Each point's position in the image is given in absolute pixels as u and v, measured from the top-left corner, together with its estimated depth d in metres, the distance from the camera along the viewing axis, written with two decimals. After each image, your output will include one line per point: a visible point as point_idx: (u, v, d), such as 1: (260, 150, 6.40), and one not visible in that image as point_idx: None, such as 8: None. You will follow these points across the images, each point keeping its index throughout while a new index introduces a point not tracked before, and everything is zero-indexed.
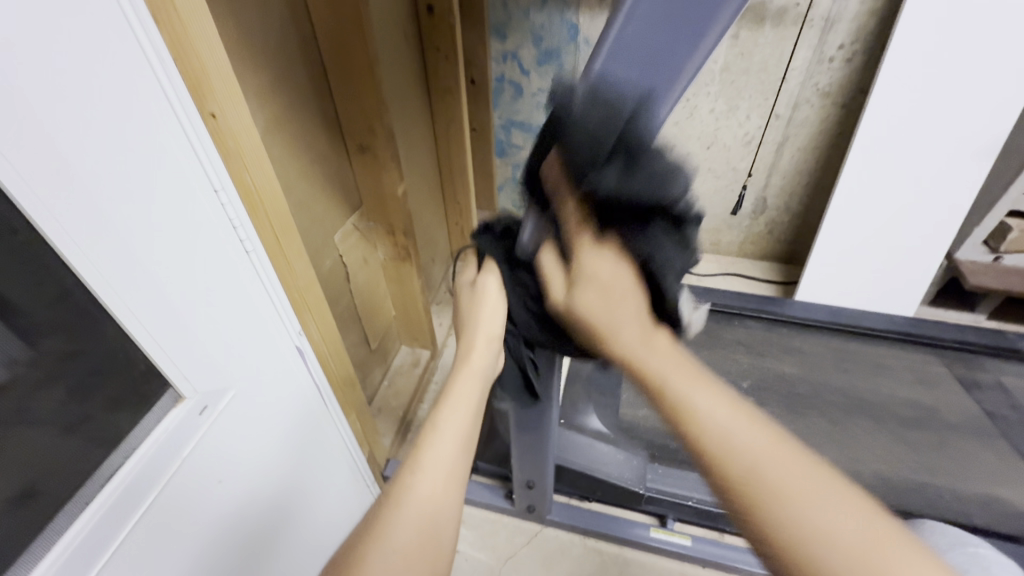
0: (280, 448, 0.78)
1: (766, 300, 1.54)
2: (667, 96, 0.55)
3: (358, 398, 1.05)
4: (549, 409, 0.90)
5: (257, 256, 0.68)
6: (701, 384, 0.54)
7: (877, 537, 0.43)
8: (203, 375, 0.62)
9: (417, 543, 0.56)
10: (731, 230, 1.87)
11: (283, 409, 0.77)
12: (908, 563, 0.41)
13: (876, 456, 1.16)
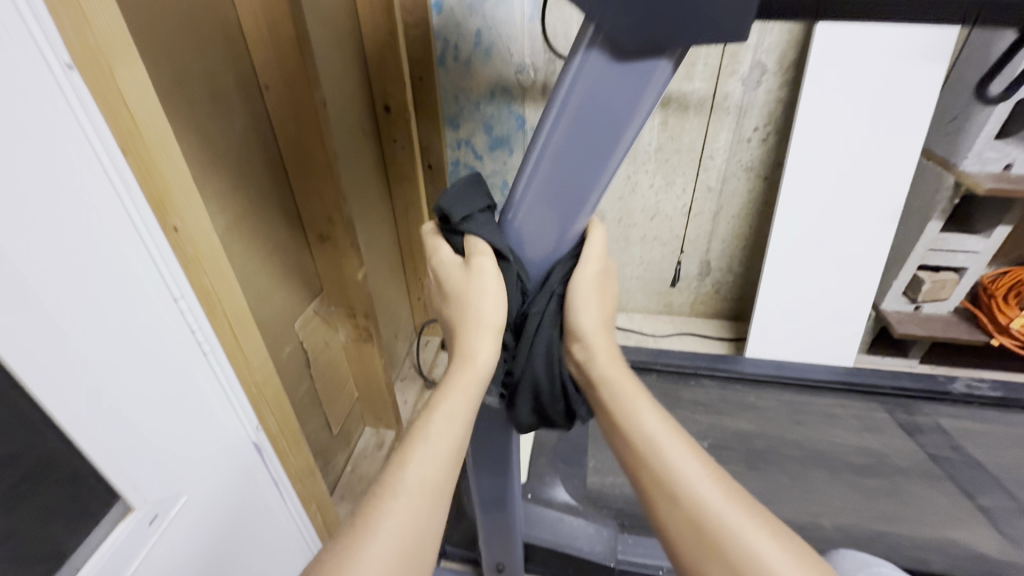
0: (231, 547, 0.79)
1: (718, 358, 1.62)
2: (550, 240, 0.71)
3: (319, 487, 1.03)
4: (511, 486, 0.90)
5: (213, 356, 0.72)
6: (675, 450, 0.62)
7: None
8: (154, 483, 0.64)
9: (397, 552, 0.54)
10: (681, 292, 1.98)
11: (236, 506, 0.79)
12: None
13: (835, 507, 1.19)
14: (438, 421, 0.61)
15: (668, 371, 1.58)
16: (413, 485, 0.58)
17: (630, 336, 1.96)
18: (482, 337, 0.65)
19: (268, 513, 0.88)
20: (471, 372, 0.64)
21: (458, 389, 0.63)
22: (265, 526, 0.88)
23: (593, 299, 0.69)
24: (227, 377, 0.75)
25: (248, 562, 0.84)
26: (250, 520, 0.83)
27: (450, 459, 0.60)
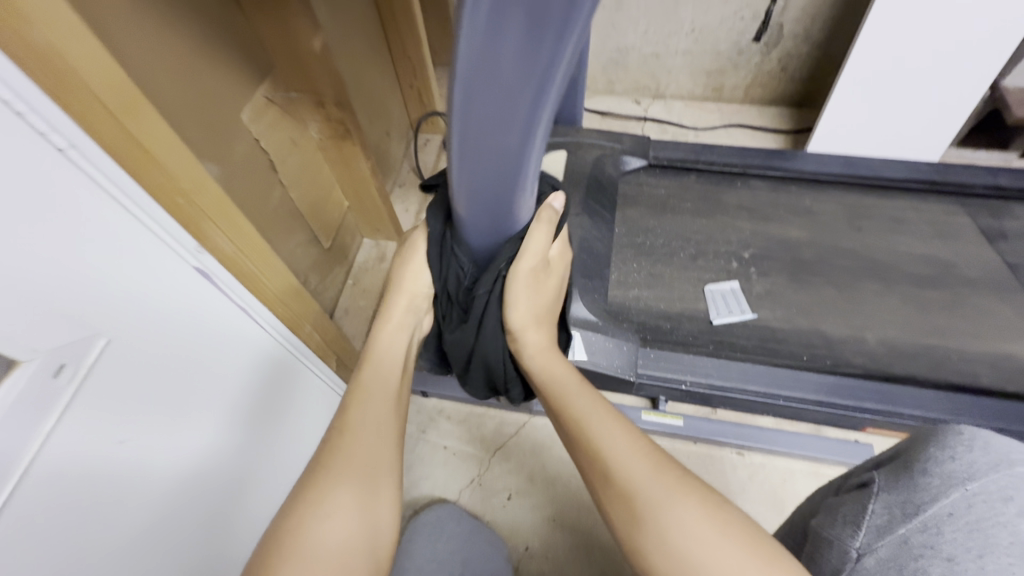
0: (205, 387, 0.67)
1: (774, 154, 1.34)
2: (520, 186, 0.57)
3: (309, 308, 0.93)
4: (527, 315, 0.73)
5: (77, 152, 0.47)
6: (617, 424, 0.62)
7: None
8: (40, 324, 0.46)
9: (336, 543, 0.54)
10: (737, 70, 1.58)
11: (195, 344, 0.64)
12: None
13: (885, 321, 1.06)
14: (358, 408, 0.65)
15: (711, 170, 1.32)
16: (340, 464, 0.59)
17: (667, 130, 1.65)
18: (383, 336, 0.75)
19: (242, 346, 0.74)
20: (384, 397, 0.68)
21: (377, 359, 0.72)
22: (246, 359, 0.75)
23: (526, 289, 0.70)
24: (118, 185, 0.52)
25: (234, 397, 0.73)
26: (221, 356, 0.70)
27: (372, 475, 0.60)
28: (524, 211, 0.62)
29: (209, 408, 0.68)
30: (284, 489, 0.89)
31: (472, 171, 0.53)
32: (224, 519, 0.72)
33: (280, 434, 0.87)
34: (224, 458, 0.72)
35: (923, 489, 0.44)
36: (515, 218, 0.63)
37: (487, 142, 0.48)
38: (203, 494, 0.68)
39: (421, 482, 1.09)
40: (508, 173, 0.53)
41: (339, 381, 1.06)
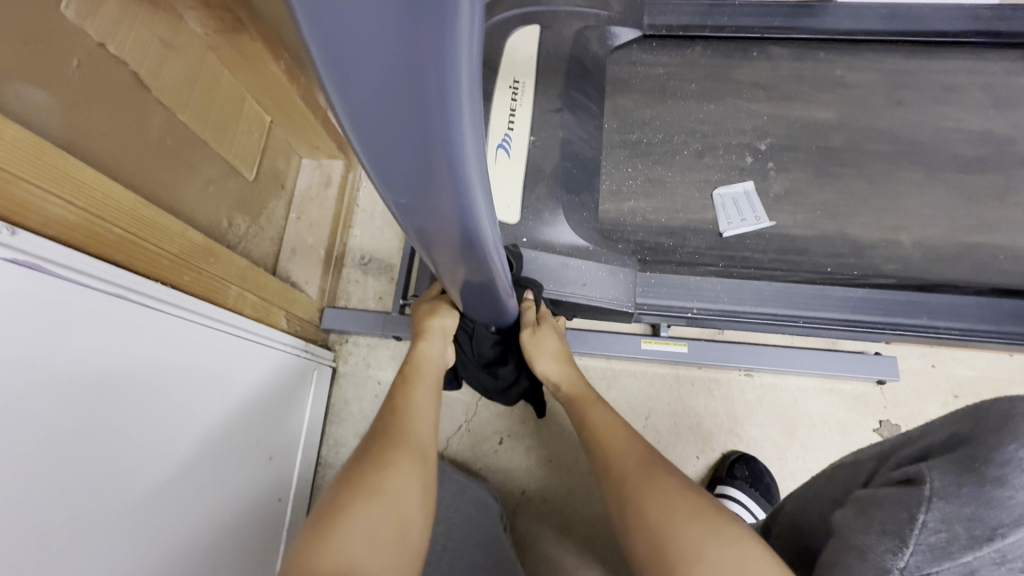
0: (96, 407, 0.51)
1: (800, 9, 1.06)
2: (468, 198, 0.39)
3: (231, 262, 0.76)
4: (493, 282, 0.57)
5: None
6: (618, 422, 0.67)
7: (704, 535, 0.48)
8: None
9: (396, 506, 0.51)
10: None
11: (57, 362, 0.47)
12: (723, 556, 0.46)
13: (924, 218, 0.90)
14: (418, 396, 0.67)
15: (720, 37, 1.06)
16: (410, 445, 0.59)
17: None
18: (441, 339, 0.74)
19: (144, 340, 0.57)
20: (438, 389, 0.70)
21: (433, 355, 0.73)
22: (154, 355, 0.59)
23: (548, 347, 0.76)
24: None
25: (150, 405, 0.58)
26: (113, 363, 0.53)
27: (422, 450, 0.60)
28: (477, 215, 0.41)
29: (111, 430, 0.53)
30: (249, 473, 0.78)
31: (374, 133, 0.32)
32: (172, 538, 0.61)
33: (230, 420, 0.73)
34: (154, 476, 0.59)
35: (1004, 507, 0.33)
36: (469, 224, 0.42)
37: (394, 142, 0.33)
38: (135, 519, 0.55)
39: None
40: (428, 139, 0.32)
41: (296, 340, 0.92)
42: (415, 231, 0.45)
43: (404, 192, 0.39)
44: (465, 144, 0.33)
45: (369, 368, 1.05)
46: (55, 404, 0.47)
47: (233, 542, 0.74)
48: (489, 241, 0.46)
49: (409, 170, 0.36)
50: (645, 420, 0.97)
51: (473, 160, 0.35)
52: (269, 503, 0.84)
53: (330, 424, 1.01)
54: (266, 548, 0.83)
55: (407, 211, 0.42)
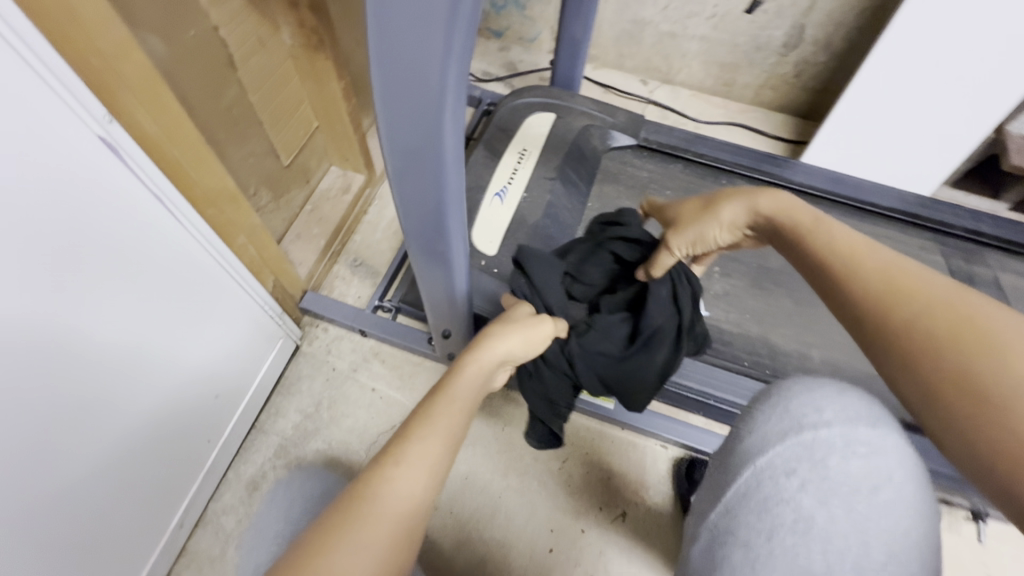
0: (101, 273, 0.62)
1: (765, 158, 1.30)
2: (444, 177, 0.55)
3: (249, 220, 0.88)
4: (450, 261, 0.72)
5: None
6: (805, 208, 0.65)
7: (957, 299, 0.47)
8: None
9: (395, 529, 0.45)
10: (751, 67, 1.53)
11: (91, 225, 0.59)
12: (999, 319, 0.45)
13: (833, 343, 1.04)
14: (463, 382, 0.61)
15: (698, 162, 1.28)
16: (438, 436, 0.53)
17: (666, 117, 1.60)
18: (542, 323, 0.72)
19: (158, 243, 0.69)
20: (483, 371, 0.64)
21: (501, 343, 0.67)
22: (161, 256, 0.70)
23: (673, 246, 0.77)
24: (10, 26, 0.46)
25: (140, 294, 0.69)
26: (127, 245, 0.65)
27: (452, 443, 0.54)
28: (451, 186, 0.57)
29: (102, 296, 0.63)
30: (194, 398, 0.86)
31: (394, 119, 0.48)
32: (101, 411, 0.69)
33: (195, 343, 0.83)
34: (115, 351, 0.68)
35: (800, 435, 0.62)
36: (444, 195, 0.58)
37: (405, 127, 0.49)
38: (97, 376, 0.66)
39: (342, 418, 1.07)
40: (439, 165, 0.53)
41: (276, 306, 1.02)
42: (400, 207, 0.60)
43: (403, 168, 0.54)
44: (451, 124, 0.49)
45: (328, 354, 1.14)
46: (89, 251, 0.60)
47: (148, 453, 0.80)
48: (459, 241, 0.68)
49: (409, 149, 0.51)
50: (560, 462, 1.06)
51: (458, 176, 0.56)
52: (198, 438, 0.90)
53: (277, 393, 1.08)
54: (177, 476, 0.88)
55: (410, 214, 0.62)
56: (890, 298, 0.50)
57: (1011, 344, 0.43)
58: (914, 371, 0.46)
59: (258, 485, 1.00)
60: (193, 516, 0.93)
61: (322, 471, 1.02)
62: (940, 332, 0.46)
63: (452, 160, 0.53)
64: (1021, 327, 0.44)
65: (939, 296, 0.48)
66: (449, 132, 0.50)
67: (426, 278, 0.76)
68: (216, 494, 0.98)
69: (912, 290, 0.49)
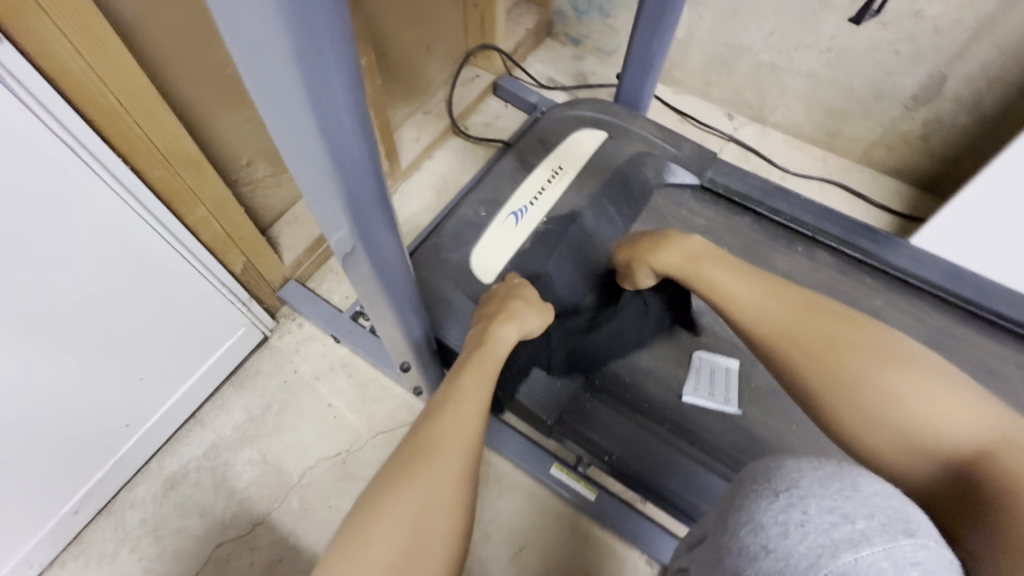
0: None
1: (863, 229, 1.02)
2: (361, 178, 0.41)
3: (215, 190, 0.77)
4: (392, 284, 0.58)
5: None
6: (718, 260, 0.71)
7: (846, 349, 0.52)
8: None
9: None
10: (865, 118, 1.26)
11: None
12: (882, 363, 0.50)
13: None
14: (453, 409, 0.56)
15: (772, 219, 1.04)
16: (425, 484, 0.49)
17: (748, 160, 1.36)
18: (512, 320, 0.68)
19: (66, 201, 0.58)
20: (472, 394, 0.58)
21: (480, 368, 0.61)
22: (70, 217, 0.60)
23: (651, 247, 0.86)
24: None
25: (34, 256, 0.58)
26: (17, 198, 0.54)
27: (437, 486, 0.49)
28: (371, 187, 0.43)
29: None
30: (111, 379, 0.76)
31: (276, 106, 0.33)
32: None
33: (118, 321, 0.72)
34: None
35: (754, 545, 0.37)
36: (368, 203, 0.44)
37: (294, 116, 0.34)
38: None
39: (287, 430, 0.94)
40: (356, 201, 0.42)
41: (242, 292, 0.91)
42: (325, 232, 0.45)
43: (309, 178, 0.39)
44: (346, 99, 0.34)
45: (294, 353, 1.02)
46: None
47: (39, 435, 0.70)
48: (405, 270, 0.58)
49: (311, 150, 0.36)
50: (516, 550, 0.86)
51: (382, 200, 0.45)
52: (113, 423, 0.80)
53: (228, 385, 0.97)
54: (79, 460, 0.78)
55: (350, 266, 0.52)
56: (787, 343, 0.56)
57: (849, 361, 0.51)
58: (832, 384, 0.51)
59: (176, 485, 0.88)
60: (94, 504, 0.83)
61: (247, 487, 0.89)
62: (852, 396, 0.50)
63: (366, 188, 0.42)
64: (869, 344, 0.52)
65: (822, 350, 0.53)
66: (345, 111, 0.35)
67: (377, 310, 0.63)
68: (131, 484, 0.88)
69: (817, 362, 0.53)
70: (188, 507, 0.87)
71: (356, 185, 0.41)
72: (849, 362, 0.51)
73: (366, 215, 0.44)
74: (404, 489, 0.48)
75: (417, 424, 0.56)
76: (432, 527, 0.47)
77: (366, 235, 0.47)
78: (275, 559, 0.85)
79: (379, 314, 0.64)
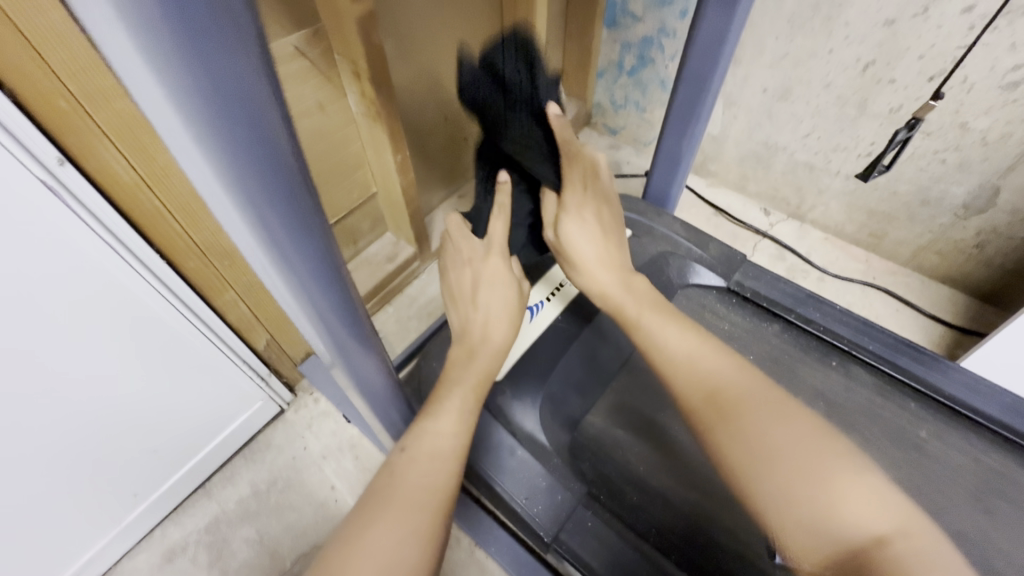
0: (8, 314, 0.57)
1: (908, 347, 0.94)
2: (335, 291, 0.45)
3: (246, 276, 0.83)
4: (373, 367, 0.62)
5: None
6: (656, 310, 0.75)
7: (734, 406, 0.58)
8: None
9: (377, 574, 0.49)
10: (911, 224, 1.20)
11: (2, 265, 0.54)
12: (781, 434, 0.55)
13: None
14: (431, 425, 0.65)
15: (805, 328, 0.99)
16: (413, 481, 0.58)
17: (784, 258, 1.32)
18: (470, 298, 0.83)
19: (101, 289, 0.64)
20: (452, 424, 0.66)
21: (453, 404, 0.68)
22: (98, 304, 0.65)
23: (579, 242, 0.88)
24: None
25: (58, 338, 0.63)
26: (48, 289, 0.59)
27: (435, 478, 0.59)
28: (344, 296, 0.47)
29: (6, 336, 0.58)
30: (127, 448, 0.80)
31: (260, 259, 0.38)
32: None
33: (135, 395, 0.76)
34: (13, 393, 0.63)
35: None
36: (344, 309, 0.48)
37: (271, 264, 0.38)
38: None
39: (286, 510, 0.94)
40: (331, 329, 0.49)
41: (262, 367, 0.95)
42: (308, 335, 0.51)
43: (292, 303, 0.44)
44: (308, 249, 0.38)
45: (307, 429, 1.03)
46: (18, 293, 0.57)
47: (46, 497, 0.74)
48: (384, 359, 0.64)
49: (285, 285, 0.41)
50: None
51: (362, 324, 0.53)
52: (120, 490, 0.83)
53: (240, 457, 0.99)
54: (85, 524, 0.81)
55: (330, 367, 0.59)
56: (706, 390, 0.61)
57: (747, 420, 0.56)
58: (728, 434, 0.57)
59: (173, 557, 0.89)
60: (93, 569, 0.86)
61: (238, 568, 0.88)
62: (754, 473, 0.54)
63: (343, 309, 0.48)
64: (799, 421, 0.56)
65: (731, 390, 0.60)
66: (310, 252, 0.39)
67: (364, 394, 0.66)
68: (133, 550, 0.90)
69: (712, 394, 0.60)
70: None
71: (330, 320, 0.48)
72: (734, 434, 0.56)
73: (345, 319, 0.49)
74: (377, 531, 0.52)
75: (375, 482, 0.59)
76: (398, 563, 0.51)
77: (344, 348, 0.54)
78: None
79: (360, 400, 0.68)
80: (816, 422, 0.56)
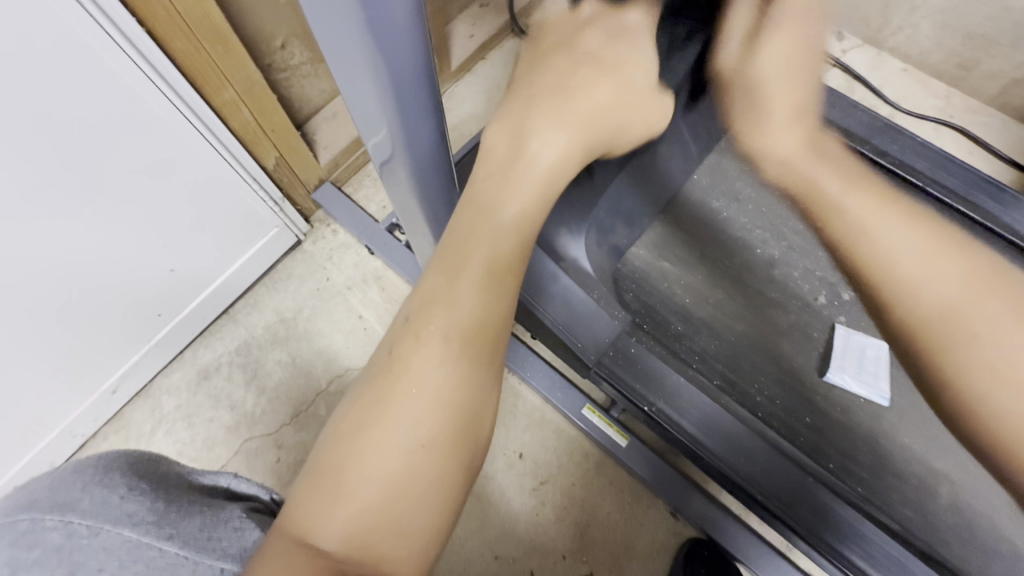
0: None
1: (989, 185, 0.86)
2: (405, 41, 0.34)
3: (244, 69, 0.70)
4: (445, 185, 0.52)
5: None
6: (777, 103, 0.55)
7: (926, 246, 0.45)
8: None
9: (391, 495, 0.40)
10: (1013, 50, 1.02)
11: None
12: (894, 233, 0.46)
13: (982, 484, 0.68)
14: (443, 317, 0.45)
15: (878, 162, 0.88)
16: (432, 377, 0.43)
17: (852, 91, 1.16)
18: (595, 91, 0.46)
19: (83, 68, 0.53)
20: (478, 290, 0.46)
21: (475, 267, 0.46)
22: (72, 82, 0.53)
23: None
24: None
25: (43, 129, 0.53)
26: (7, 50, 0.46)
27: (458, 391, 0.44)
28: (417, 56, 0.36)
29: None
30: (145, 266, 0.74)
31: None
32: None
33: (143, 208, 0.69)
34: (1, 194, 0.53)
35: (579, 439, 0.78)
36: (415, 77, 0.37)
37: None
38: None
39: (316, 338, 0.93)
40: (410, 130, 0.42)
41: (275, 190, 0.86)
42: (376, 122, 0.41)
43: (351, 47, 0.33)
44: None
45: (328, 261, 0.98)
46: None
47: (70, 313, 0.70)
48: (455, 180, 0.54)
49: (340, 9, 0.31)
50: (537, 484, 0.85)
51: (435, 113, 0.43)
52: (144, 309, 0.79)
53: (260, 286, 0.96)
54: (115, 343, 0.79)
55: (394, 192, 0.53)
56: (830, 207, 0.50)
57: (891, 239, 0.46)
58: (859, 243, 0.47)
59: (209, 376, 0.90)
60: (131, 385, 0.86)
61: (275, 387, 0.89)
62: (882, 276, 0.45)
63: (413, 78, 0.37)
64: (924, 240, 0.45)
65: (796, 158, 0.53)
66: None
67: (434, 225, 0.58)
68: (166, 369, 0.90)
69: (842, 220, 0.48)
70: (218, 400, 0.88)
71: (407, 116, 0.40)
72: (899, 239, 0.46)
73: (417, 97, 0.39)
74: (372, 444, 0.41)
75: (376, 361, 0.46)
76: (415, 474, 0.41)
77: (416, 146, 0.44)
78: (300, 459, 0.85)
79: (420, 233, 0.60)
80: (914, 209, 0.49)
